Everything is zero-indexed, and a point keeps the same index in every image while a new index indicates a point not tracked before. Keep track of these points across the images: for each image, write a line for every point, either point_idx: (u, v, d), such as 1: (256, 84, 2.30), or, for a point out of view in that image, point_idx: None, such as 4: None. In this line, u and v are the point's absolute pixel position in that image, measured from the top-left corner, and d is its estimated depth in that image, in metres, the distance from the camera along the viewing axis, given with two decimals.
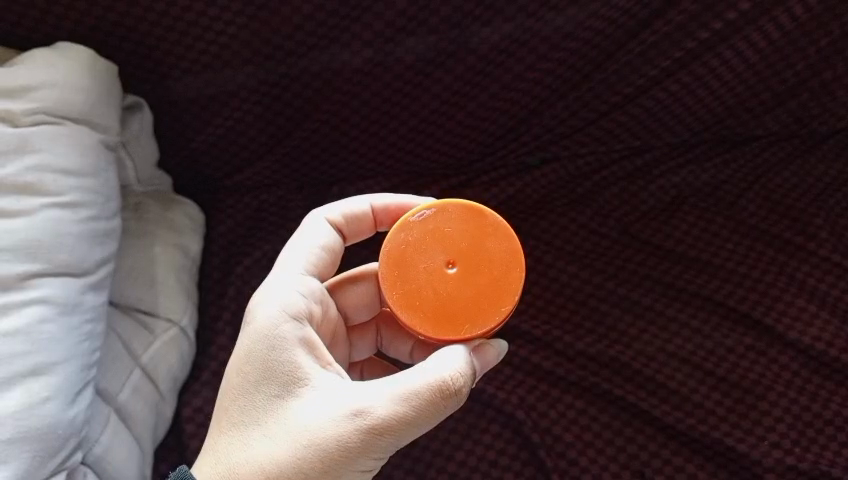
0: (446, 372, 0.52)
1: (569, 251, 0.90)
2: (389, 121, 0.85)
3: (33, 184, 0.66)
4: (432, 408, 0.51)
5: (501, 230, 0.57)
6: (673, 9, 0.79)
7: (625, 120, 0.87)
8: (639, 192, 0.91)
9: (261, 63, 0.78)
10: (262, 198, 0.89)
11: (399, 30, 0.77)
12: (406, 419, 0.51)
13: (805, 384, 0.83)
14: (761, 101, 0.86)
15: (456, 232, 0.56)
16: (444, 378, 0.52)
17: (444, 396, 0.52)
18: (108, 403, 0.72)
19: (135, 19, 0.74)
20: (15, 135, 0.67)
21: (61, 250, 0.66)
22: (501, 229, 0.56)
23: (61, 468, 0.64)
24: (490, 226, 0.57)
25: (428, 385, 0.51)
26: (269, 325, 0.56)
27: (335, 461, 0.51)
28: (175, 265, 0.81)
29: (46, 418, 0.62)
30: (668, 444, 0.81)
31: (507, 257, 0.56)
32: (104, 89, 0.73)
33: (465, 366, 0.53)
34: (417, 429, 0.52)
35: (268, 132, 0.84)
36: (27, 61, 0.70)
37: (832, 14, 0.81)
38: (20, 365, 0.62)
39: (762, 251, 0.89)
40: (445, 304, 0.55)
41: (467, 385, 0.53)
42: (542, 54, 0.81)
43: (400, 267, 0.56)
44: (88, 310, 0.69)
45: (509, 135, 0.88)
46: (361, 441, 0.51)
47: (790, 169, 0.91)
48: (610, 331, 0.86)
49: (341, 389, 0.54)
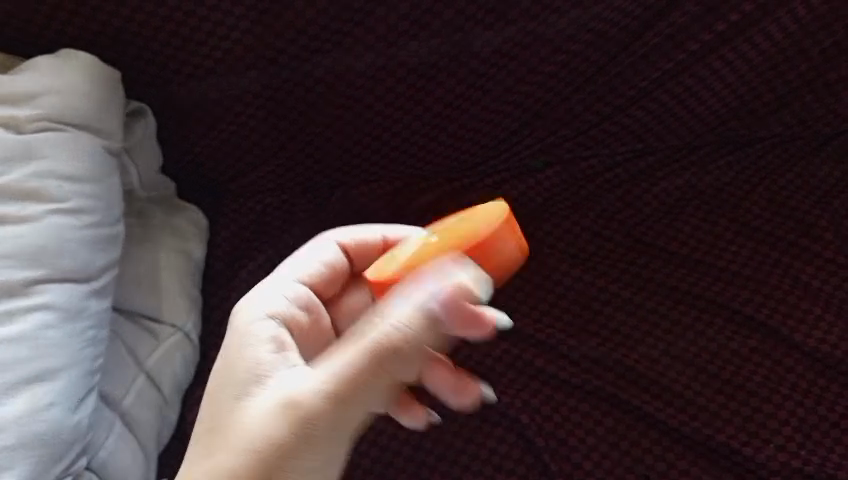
0: (383, 328, 0.47)
1: (573, 254, 0.89)
2: (392, 125, 0.84)
3: (36, 191, 0.67)
4: (368, 380, 0.47)
5: (487, 211, 0.56)
6: (674, 12, 0.80)
7: (628, 122, 0.87)
8: (643, 194, 0.90)
9: (265, 68, 0.79)
10: (264, 203, 0.88)
11: (402, 32, 0.78)
12: (342, 394, 0.47)
13: (811, 387, 0.82)
14: (765, 102, 0.87)
15: (445, 223, 0.56)
16: (389, 335, 0.47)
17: (390, 356, 0.47)
18: (113, 408, 0.73)
19: (138, 26, 0.76)
20: (19, 142, 0.67)
21: (65, 257, 0.66)
22: (486, 210, 0.55)
23: (67, 473, 0.64)
24: (476, 212, 0.56)
25: (361, 353, 0.47)
26: (237, 324, 0.54)
27: (278, 454, 0.47)
28: (180, 270, 0.81)
29: (52, 423, 0.62)
30: (673, 447, 0.81)
31: (488, 222, 0.54)
32: (107, 94, 0.73)
33: (412, 316, 0.47)
34: (367, 397, 0.48)
35: (271, 136, 0.84)
36: (32, 68, 0.70)
37: (835, 15, 0.82)
38: (25, 371, 0.62)
39: (768, 254, 0.88)
40: (418, 258, 0.52)
41: (413, 343, 0.46)
42: (545, 57, 0.81)
43: (386, 255, 0.55)
44: (93, 316, 0.68)
45: (512, 138, 0.88)
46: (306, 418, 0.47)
47: (794, 171, 0.91)
48: (615, 334, 0.85)
49: (294, 370, 0.50)
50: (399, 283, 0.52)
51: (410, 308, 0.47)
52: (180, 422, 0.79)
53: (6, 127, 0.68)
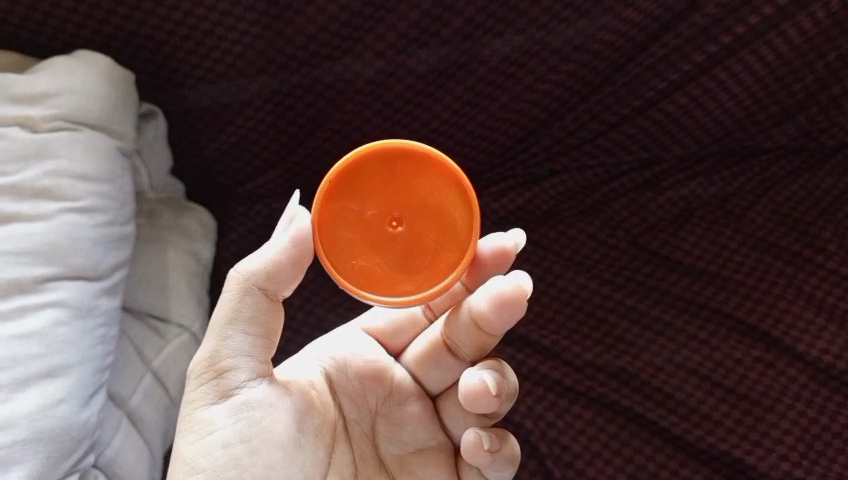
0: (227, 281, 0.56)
1: (578, 261, 0.90)
2: (400, 131, 0.85)
3: (50, 189, 0.67)
4: (226, 316, 0.55)
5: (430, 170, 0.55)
6: (681, 23, 0.81)
7: (634, 131, 0.87)
8: (648, 203, 0.90)
9: (275, 73, 0.79)
10: (273, 206, 0.88)
11: (412, 40, 0.79)
12: (220, 335, 0.55)
13: (813, 397, 0.83)
14: (770, 114, 0.87)
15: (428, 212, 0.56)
16: (247, 270, 0.55)
17: (260, 281, 0.54)
18: (119, 407, 0.74)
19: (151, 28, 0.76)
20: (34, 142, 0.68)
21: (77, 255, 0.67)
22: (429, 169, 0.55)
23: (73, 470, 0.65)
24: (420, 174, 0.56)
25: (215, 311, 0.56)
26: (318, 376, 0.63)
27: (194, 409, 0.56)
28: (188, 271, 0.82)
29: (61, 419, 0.63)
30: (675, 455, 0.82)
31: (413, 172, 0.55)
32: (121, 97, 0.73)
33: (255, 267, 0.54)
34: (247, 314, 0.55)
35: (280, 140, 0.85)
36: (48, 68, 0.71)
37: (841, 29, 0.82)
38: (36, 367, 0.62)
39: (771, 264, 0.89)
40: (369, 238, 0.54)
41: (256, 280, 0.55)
42: (552, 66, 0.82)
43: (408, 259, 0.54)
44: (102, 314, 0.69)
45: (518, 146, 0.89)
46: (212, 355, 0.56)
47: (798, 183, 0.91)
48: (619, 342, 0.86)
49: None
50: (398, 263, 0.54)
51: (284, 238, 0.54)
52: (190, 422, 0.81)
53: (20, 126, 0.68)
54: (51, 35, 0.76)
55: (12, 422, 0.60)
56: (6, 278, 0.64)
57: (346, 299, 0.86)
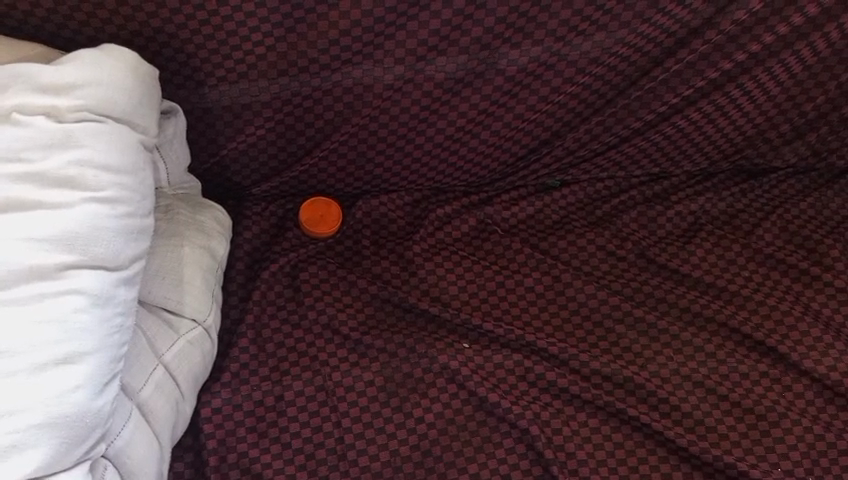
0: None
1: (586, 271, 0.92)
2: (416, 138, 0.87)
3: (74, 178, 0.60)
4: None
5: None
6: (697, 38, 0.81)
7: (645, 144, 0.91)
8: (658, 217, 0.94)
9: (297, 75, 0.79)
10: (288, 207, 0.94)
11: (430, 48, 0.78)
12: None
13: (819, 414, 0.84)
14: (781, 132, 0.92)
15: None
16: None
17: None
18: (131, 398, 0.69)
19: (167, 35, 0.73)
20: (59, 130, 0.60)
21: (99, 243, 0.60)
22: None
23: (85, 457, 0.59)
24: None
25: None
26: None
27: None
28: (202, 265, 0.80)
29: (77, 405, 0.56)
30: (680, 466, 0.82)
31: None
32: (148, 93, 0.69)
33: None
34: None
35: (306, 145, 0.87)
36: (73, 59, 0.64)
37: (840, 58, 0.85)
38: (53, 353, 0.56)
39: (780, 280, 0.91)
40: None
41: None
42: (568, 78, 0.83)
43: None
44: (121, 304, 0.63)
45: (530, 156, 0.93)
46: None
47: (807, 202, 0.95)
48: (625, 352, 0.87)
49: None
50: None
51: None
52: (209, 425, 0.79)
53: (46, 115, 0.61)
54: (47, 39, 0.73)
55: (13, 409, 0.53)
56: (6, 262, 0.55)
57: (369, 295, 0.89)
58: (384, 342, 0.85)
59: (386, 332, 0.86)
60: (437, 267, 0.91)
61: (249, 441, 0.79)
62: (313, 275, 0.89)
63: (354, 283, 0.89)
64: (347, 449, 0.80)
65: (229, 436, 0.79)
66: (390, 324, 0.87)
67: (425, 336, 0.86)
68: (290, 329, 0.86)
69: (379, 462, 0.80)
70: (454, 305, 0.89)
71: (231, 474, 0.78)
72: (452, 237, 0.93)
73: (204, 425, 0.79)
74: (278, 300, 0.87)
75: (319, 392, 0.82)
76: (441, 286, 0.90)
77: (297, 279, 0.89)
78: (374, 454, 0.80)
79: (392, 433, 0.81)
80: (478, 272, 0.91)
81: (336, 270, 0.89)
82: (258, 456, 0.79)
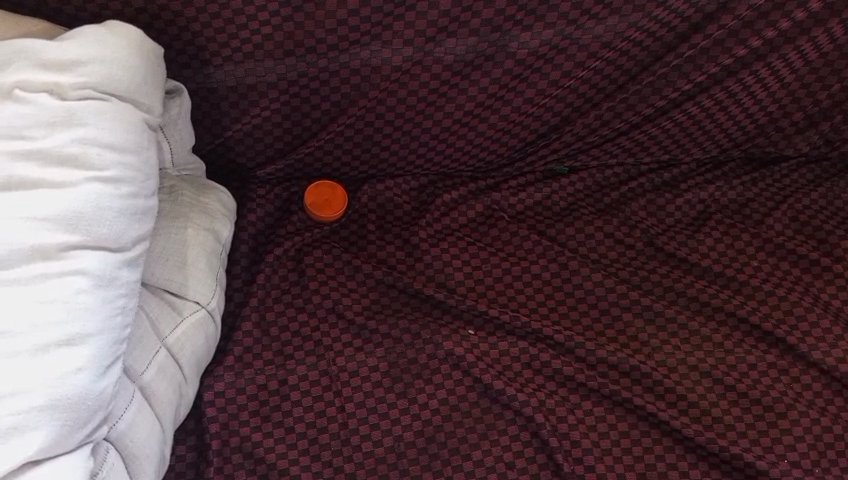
0: None
1: (594, 259, 0.91)
2: (423, 121, 0.86)
3: (77, 157, 0.58)
4: None
5: None
6: (712, 23, 0.80)
7: (655, 131, 0.90)
8: (666, 205, 0.93)
9: (303, 56, 0.77)
10: (293, 190, 0.93)
11: (441, 30, 0.77)
12: None
13: (826, 406, 0.83)
14: (794, 121, 0.91)
15: None
16: None
17: None
18: (133, 380, 0.69)
19: (173, 13, 0.72)
20: (62, 108, 0.59)
21: (103, 224, 0.59)
22: None
23: (86, 440, 0.58)
24: None
25: None
26: None
27: None
28: (206, 247, 0.79)
29: (79, 387, 0.55)
30: (685, 455, 0.81)
31: None
32: (153, 71, 0.68)
33: None
34: None
35: (312, 127, 0.86)
36: (77, 36, 0.63)
37: None
38: (55, 334, 0.55)
39: (789, 271, 0.90)
40: None
41: None
42: (579, 62, 0.82)
43: None
44: (124, 285, 0.62)
45: (539, 141, 0.92)
46: None
47: (818, 192, 0.94)
48: (632, 341, 0.86)
49: None
50: None
51: None
52: (212, 407, 0.78)
53: (49, 92, 0.60)
54: (49, 15, 0.71)
55: (15, 390, 0.52)
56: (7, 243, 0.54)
57: (373, 279, 0.88)
58: (389, 327, 0.85)
59: (391, 318, 0.85)
60: (443, 252, 0.90)
61: (252, 425, 0.79)
62: (318, 259, 0.88)
63: (359, 268, 0.88)
64: (350, 434, 0.80)
65: (231, 419, 0.78)
66: (395, 310, 0.86)
67: (430, 323, 0.86)
68: (294, 313, 0.85)
69: (382, 447, 0.80)
70: (460, 292, 0.88)
71: (233, 458, 0.77)
72: (459, 223, 0.92)
73: (207, 408, 0.78)
74: (282, 284, 0.86)
75: (322, 377, 0.82)
76: (446, 272, 0.89)
77: (301, 263, 0.88)
78: (378, 440, 0.80)
79: (396, 419, 0.81)
80: (484, 259, 0.90)
81: (341, 254, 0.88)
82: (261, 440, 0.78)
